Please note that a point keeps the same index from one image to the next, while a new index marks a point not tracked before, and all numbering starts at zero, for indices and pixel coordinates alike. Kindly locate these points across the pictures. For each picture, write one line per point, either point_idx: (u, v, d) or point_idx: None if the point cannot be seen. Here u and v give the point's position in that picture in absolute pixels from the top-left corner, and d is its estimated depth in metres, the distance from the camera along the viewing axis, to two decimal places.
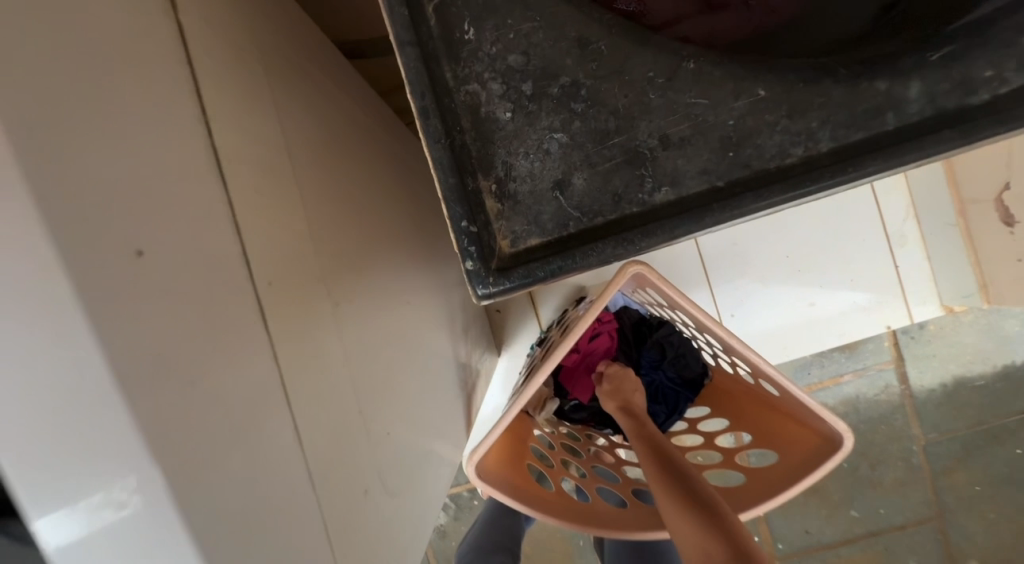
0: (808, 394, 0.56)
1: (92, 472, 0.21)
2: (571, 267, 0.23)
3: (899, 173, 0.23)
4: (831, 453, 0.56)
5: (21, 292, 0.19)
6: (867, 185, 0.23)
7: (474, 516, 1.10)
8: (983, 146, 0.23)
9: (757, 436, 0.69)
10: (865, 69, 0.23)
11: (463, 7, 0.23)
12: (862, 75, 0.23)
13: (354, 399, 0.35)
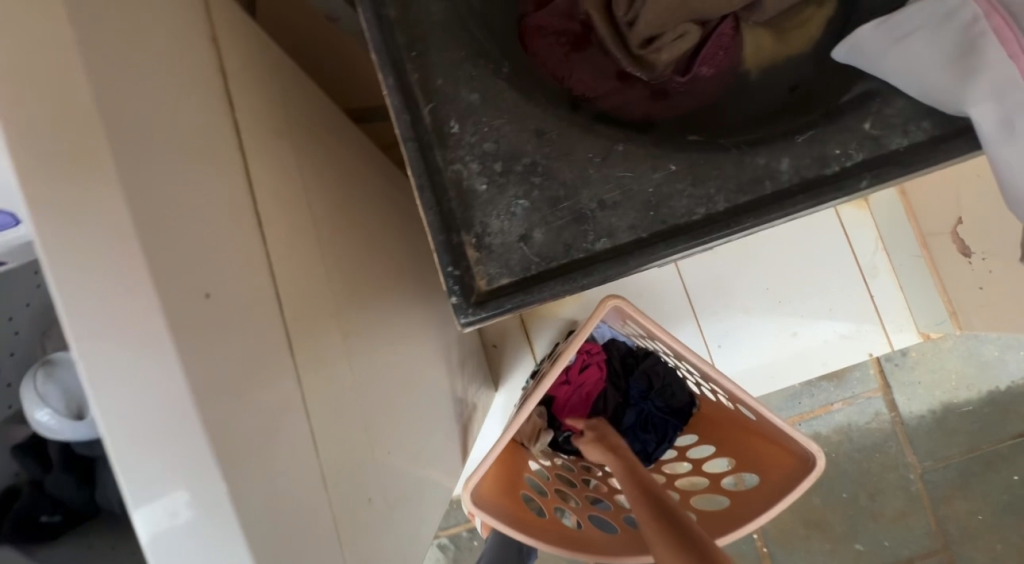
0: (779, 416, 0.60)
1: (173, 473, 0.25)
2: (531, 301, 0.29)
3: (775, 226, 0.29)
4: (806, 474, 0.61)
5: (131, 324, 0.25)
6: (754, 235, 0.29)
7: (473, 556, 1.09)
8: (839, 204, 0.30)
9: (742, 461, 0.72)
10: (747, 149, 0.30)
11: (451, 108, 0.31)
12: (745, 153, 0.30)
13: (360, 422, 0.40)
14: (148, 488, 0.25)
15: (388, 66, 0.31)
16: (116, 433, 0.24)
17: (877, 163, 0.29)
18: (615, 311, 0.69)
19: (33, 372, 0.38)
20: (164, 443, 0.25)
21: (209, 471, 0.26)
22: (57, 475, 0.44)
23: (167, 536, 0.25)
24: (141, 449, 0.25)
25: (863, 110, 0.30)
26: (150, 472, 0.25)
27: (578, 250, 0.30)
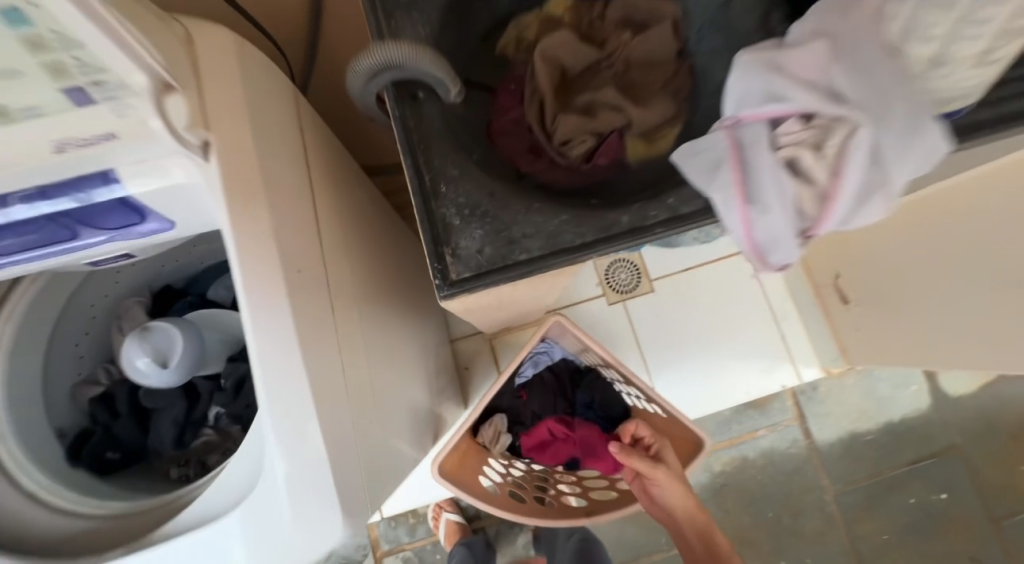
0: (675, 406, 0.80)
1: (290, 381, 0.40)
2: (482, 287, 0.47)
3: (626, 249, 0.48)
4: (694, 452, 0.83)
5: (272, 284, 0.41)
6: (617, 253, 0.48)
7: None
8: (666, 238, 0.49)
9: None
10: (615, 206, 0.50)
11: (443, 168, 0.50)
12: (612, 208, 0.50)
13: (371, 382, 0.56)
14: (277, 391, 0.40)
15: (404, 149, 0.50)
16: (262, 346, 0.40)
17: (688, 217, 0.49)
18: (552, 332, 0.92)
19: (130, 338, 0.54)
20: (283, 371, 0.40)
21: (301, 382, 0.40)
22: (124, 421, 0.60)
23: (276, 423, 0.40)
24: (268, 366, 0.40)
25: (681, 188, 0.50)
26: (275, 388, 0.40)
27: (515, 264, 0.47)
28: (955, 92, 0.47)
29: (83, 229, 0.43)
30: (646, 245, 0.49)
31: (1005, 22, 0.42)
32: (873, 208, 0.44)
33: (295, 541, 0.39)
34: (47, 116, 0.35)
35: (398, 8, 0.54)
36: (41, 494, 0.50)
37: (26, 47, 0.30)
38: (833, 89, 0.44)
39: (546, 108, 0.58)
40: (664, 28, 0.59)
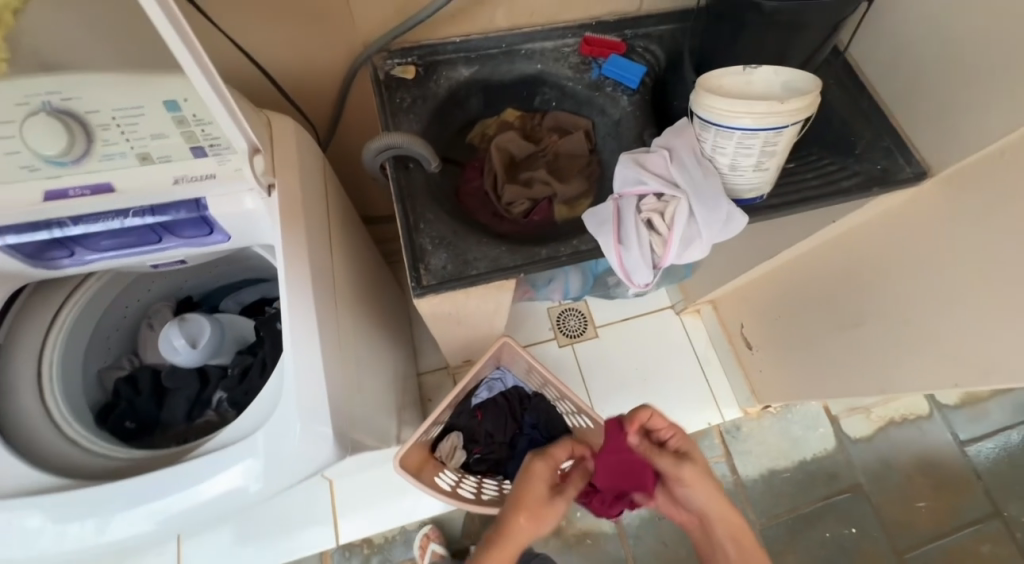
0: (598, 413, 0.99)
1: (306, 339, 0.57)
2: (444, 290, 0.67)
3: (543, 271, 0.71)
4: None
5: (302, 275, 0.60)
6: (537, 273, 0.71)
7: None
8: (572, 266, 0.72)
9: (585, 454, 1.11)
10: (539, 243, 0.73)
11: (424, 210, 0.73)
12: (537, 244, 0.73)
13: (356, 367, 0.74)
14: (296, 346, 0.57)
15: (398, 199, 0.73)
16: (291, 314, 0.58)
17: (586, 253, 0.73)
18: (504, 353, 1.12)
19: (168, 324, 0.71)
20: (302, 333, 0.57)
21: (313, 341, 0.57)
22: (145, 398, 0.73)
23: (291, 369, 0.56)
24: (293, 327, 0.57)
25: (582, 235, 0.75)
26: (296, 343, 0.57)
27: (467, 278, 0.68)
28: (743, 185, 0.75)
29: (166, 236, 0.63)
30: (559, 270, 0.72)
31: (761, 148, 0.70)
32: (694, 251, 0.71)
33: (297, 454, 0.55)
34: (174, 162, 0.57)
35: (401, 111, 0.81)
36: (80, 441, 0.64)
37: (175, 122, 0.54)
38: (672, 180, 0.72)
39: (498, 180, 0.85)
40: (581, 134, 0.89)
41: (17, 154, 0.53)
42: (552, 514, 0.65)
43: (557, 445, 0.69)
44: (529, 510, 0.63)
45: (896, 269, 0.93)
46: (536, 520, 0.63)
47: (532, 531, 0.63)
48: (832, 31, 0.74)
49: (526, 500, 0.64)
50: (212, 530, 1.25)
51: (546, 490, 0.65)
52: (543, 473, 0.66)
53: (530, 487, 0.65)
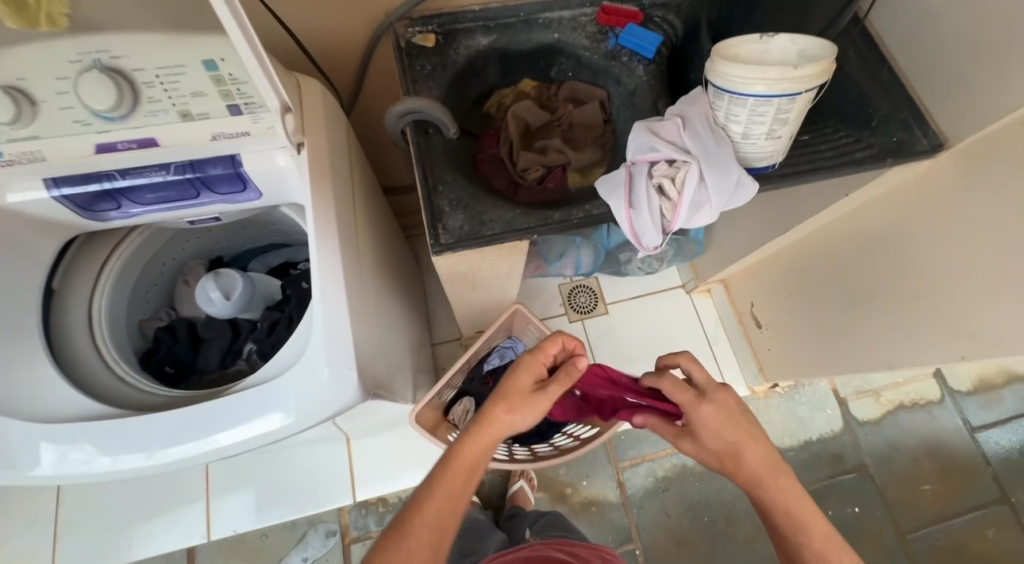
0: None
1: (332, 286, 0.60)
2: (461, 248, 0.71)
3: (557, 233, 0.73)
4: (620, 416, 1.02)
5: (329, 227, 0.63)
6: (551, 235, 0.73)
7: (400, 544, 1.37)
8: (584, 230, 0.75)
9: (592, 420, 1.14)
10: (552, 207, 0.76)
11: (442, 173, 0.75)
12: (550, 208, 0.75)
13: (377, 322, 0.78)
14: (324, 291, 0.60)
15: (418, 163, 0.76)
16: (319, 262, 0.61)
17: (598, 217, 0.75)
18: (516, 320, 1.15)
19: (204, 278, 0.76)
20: (329, 280, 0.61)
21: (339, 288, 0.60)
22: (183, 345, 0.79)
23: (319, 313, 0.60)
24: (321, 274, 0.61)
25: (594, 201, 0.77)
26: (323, 289, 0.60)
27: (482, 238, 0.71)
28: (756, 154, 0.76)
29: (204, 191, 0.68)
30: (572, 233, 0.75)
31: (774, 115, 0.71)
32: (702, 216, 0.73)
33: (325, 394, 0.58)
34: (212, 119, 0.61)
35: (421, 78, 0.83)
36: (127, 378, 0.69)
37: (213, 81, 0.58)
38: (684, 147, 0.74)
39: (513, 148, 0.87)
40: (596, 103, 0.90)
41: (70, 109, 0.57)
42: (534, 408, 0.62)
43: (548, 342, 0.67)
44: (509, 400, 0.62)
45: (908, 244, 0.93)
46: (516, 410, 0.61)
47: (511, 422, 0.61)
48: (850, 2, 0.72)
49: (508, 390, 0.62)
50: (241, 485, 1.36)
51: (529, 383, 0.64)
52: (529, 366, 0.65)
53: (515, 376, 0.64)
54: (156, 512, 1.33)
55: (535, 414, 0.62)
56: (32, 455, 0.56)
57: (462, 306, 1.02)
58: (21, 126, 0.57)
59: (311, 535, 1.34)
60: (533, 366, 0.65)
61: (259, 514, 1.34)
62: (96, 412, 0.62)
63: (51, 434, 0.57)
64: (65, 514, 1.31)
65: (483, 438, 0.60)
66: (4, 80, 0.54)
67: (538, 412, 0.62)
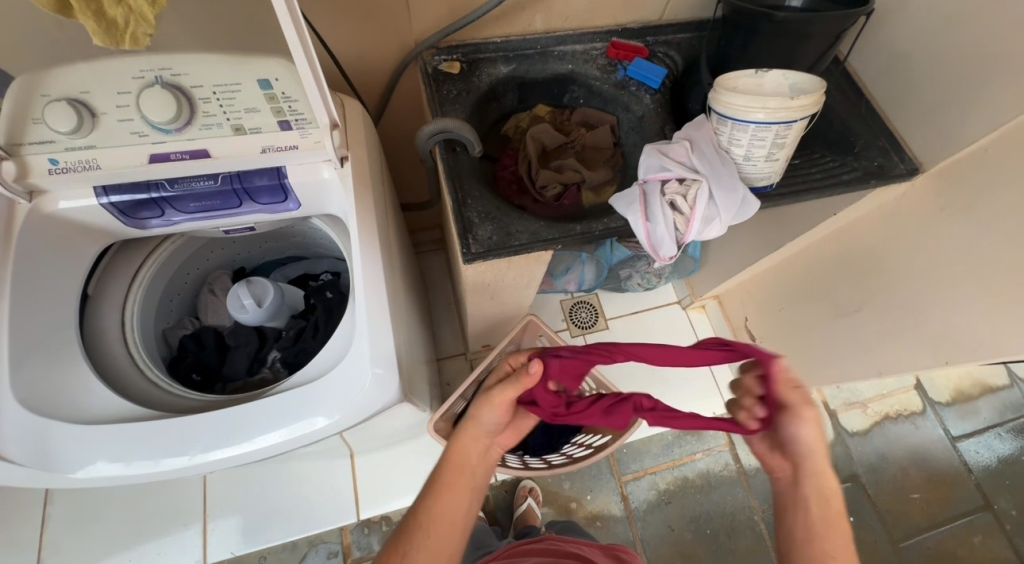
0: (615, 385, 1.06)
1: (375, 289, 0.63)
2: (490, 257, 0.75)
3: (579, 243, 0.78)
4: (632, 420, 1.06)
5: (371, 235, 0.67)
6: (574, 246, 0.78)
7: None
8: (603, 241, 0.80)
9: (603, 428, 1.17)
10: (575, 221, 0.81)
11: (470, 188, 0.80)
12: (573, 222, 0.81)
13: (405, 329, 0.81)
14: (368, 295, 0.63)
15: (447, 179, 0.81)
16: (364, 268, 0.65)
17: (617, 230, 0.81)
18: (529, 332, 1.18)
19: (237, 285, 0.78)
20: (373, 283, 0.64)
21: (381, 291, 0.64)
22: (210, 353, 0.80)
23: (363, 315, 0.62)
24: (365, 279, 0.64)
25: (612, 215, 0.83)
26: (367, 292, 0.63)
27: (510, 248, 0.76)
28: (756, 175, 0.84)
29: (245, 201, 0.71)
30: (593, 244, 0.80)
31: (772, 140, 0.79)
32: (712, 229, 0.79)
33: (369, 393, 0.59)
34: (263, 133, 0.65)
35: (447, 101, 0.89)
36: (159, 383, 0.70)
37: (267, 98, 0.62)
38: (692, 167, 0.81)
39: (531, 167, 0.93)
40: (606, 128, 0.97)
41: (129, 121, 0.60)
42: (493, 401, 0.65)
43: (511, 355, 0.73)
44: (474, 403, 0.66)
45: (891, 259, 1.02)
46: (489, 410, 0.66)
47: (478, 419, 0.65)
48: (835, 40, 0.83)
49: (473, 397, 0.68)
50: (238, 504, 1.32)
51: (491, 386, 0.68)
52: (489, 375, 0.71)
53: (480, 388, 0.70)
54: (148, 535, 1.28)
55: (492, 404, 0.64)
56: (74, 458, 0.56)
57: (478, 317, 1.05)
58: (81, 136, 0.60)
59: (311, 557, 1.30)
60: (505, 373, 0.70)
61: (258, 536, 1.30)
62: (135, 415, 0.62)
63: (93, 437, 0.57)
64: (49, 539, 1.25)
65: (463, 443, 0.64)
66: (68, 93, 0.58)
67: (500, 404, 0.65)
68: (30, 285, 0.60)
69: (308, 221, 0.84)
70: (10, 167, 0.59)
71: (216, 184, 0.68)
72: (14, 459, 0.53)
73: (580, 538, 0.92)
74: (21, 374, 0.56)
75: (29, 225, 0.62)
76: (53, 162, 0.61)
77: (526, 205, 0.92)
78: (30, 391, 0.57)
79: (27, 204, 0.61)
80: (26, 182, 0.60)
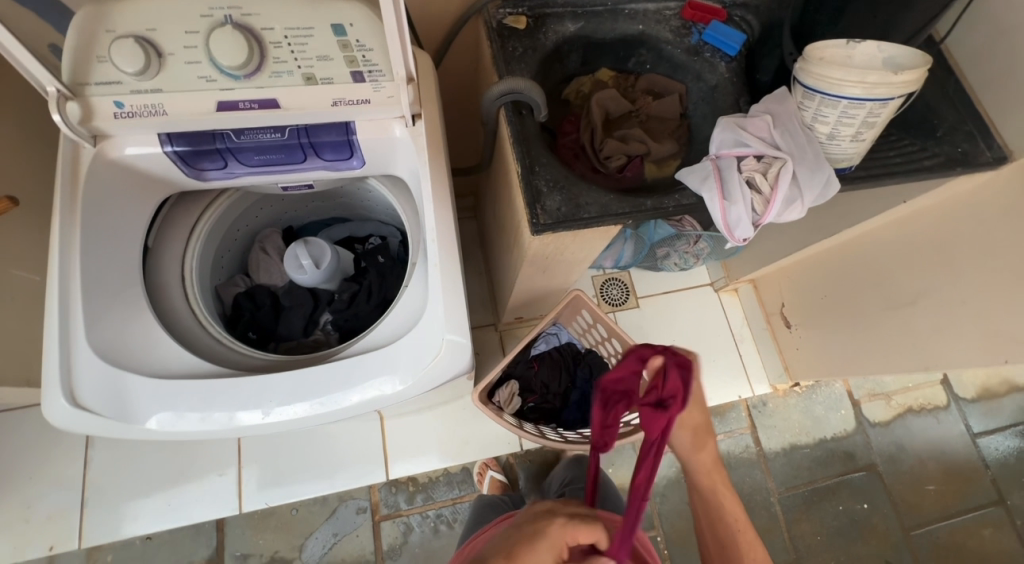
0: None
1: (449, 257, 0.61)
2: (560, 227, 0.72)
3: (649, 218, 0.75)
4: None
5: (443, 197, 0.64)
6: (644, 220, 0.75)
7: (394, 531, 1.35)
8: (673, 216, 0.77)
9: None
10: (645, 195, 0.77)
11: (535, 152, 0.77)
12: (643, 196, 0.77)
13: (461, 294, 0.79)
14: (444, 261, 0.61)
15: (513, 145, 0.77)
16: (439, 233, 0.62)
17: (687, 207, 0.78)
18: (570, 307, 1.18)
19: (295, 245, 0.76)
20: (447, 250, 0.61)
21: (453, 257, 0.61)
22: (266, 312, 0.80)
23: (437, 283, 0.60)
24: (437, 245, 0.61)
25: (683, 190, 0.80)
26: (442, 258, 0.61)
27: (580, 221, 0.73)
28: (838, 156, 0.79)
29: (310, 156, 0.67)
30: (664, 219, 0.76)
31: (863, 118, 0.74)
32: (793, 211, 0.75)
33: (441, 361, 0.58)
34: (334, 83, 0.60)
35: (513, 60, 0.83)
36: (223, 340, 0.70)
37: (340, 46, 0.59)
38: (774, 144, 0.76)
39: (594, 137, 0.89)
40: (674, 98, 0.92)
41: (197, 64, 0.57)
42: None
43: (583, 527, 0.56)
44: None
45: (960, 253, 0.98)
46: None
47: None
48: (935, 16, 0.76)
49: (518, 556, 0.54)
50: (271, 457, 1.35)
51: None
52: (551, 540, 0.55)
53: (532, 552, 0.54)
54: (185, 483, 1.32)
55: None
56: (151, 411, 0.56)
57: (523, 289, 1.03)
58: (148, 78, 0.56)
59: (341, 511, 1.35)
60: (555, 539, 0.56)
61: (291, 489, 1.34)
62: (206, 372, 0.62)
63: (167, 392, 0.57)
64: (91, 480, 1.29)
65: None
66: (136, 30, 0.55)
67: None
68: (98, 234, 0.59)
69: (364, 182, 0.81)
70: (75, 108, 0.56)
71: (282, 137, 0.64)
72: (94, 408, 0.54)
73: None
74: (96, 324, 0.56)
75: (95, 170, 0.60)
76: (118, 105, 0.57)
77: (587, 174, 0.88)
78: (104, 342, 0.56)
79: (92, 148, 0.59)
80: (91, 125, 0.58)
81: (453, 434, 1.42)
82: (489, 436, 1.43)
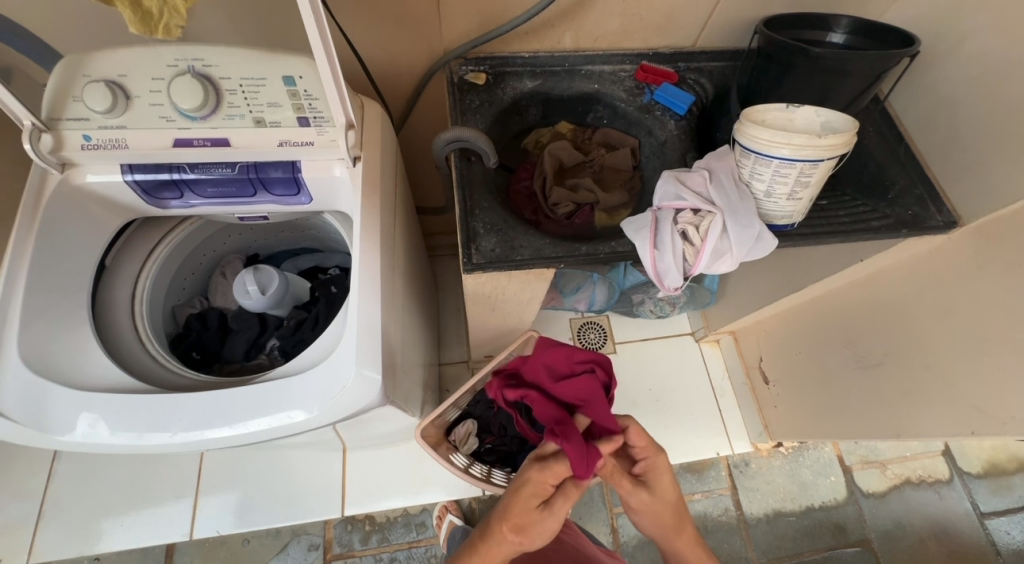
0: None
1: (369, 292, 0.64)
2: (492, 267, 0.74)
3: (581, 263, 0.77)
4: None
5: (374, 235, 0.68)
6: (577, 265, 0.77)
7: None
8: (608, 263, 0.78)
9: None
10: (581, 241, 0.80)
11: (477, 196, 0.81)
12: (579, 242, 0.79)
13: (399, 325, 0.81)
14: (363, 295, 0.63)
15: (458, 189, 0.81)
16: (364, 268, 0.65)
17: (622, 256, 0.80)
18: (528, 349, 1.19)
19: (244, 271, 0.81)
20: (368, 284, 0.64)
21: (371, 291, 0.64)
22: (212, 334, 0.83)
23: (353, 315, 0.62)
24: (360, 280, 0.64)
25: (623, 239, 0.81)
26: (362, 291, 0.64)
27: (512, 262, 0.75)
28: (777, 212, 0.80)
29: (260, 191, 0.73)
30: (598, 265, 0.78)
31: (796, 177, 0.75)
32: (722, 263, 0.77)
33: (348, 391, 0.59)
34: (281, 127, 0.66)
35: (469, 111, 0.90)
36: (160, 359, 0.73)
37: (289, 95, 0.64)
38: (708, 199, 0.78)
39: (547, 184, 0.94)
40: (627, 151, 0.96)
41: (159, 106, 0.63)
42: (542, 531, 0.60)
43: (558, 462, 0.61)
44: (513, 521, 0.60)
45: (922, 315, 0.95)
46: (523, 535, 0.59)
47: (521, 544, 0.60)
48: (873, 81, 0.79)
49: (513, 512, 0.60)
50: (229, 484, 1.34)
51: (537, 502, 0.60)
52: (529, 481, 0.61)
53: (520, 498, 0.61)
54: (141, 503, 1.31)
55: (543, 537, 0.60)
56: (63, 423, 0.58)
57: (479, 326, 1.04)
58: (114, 116, 0.63)
59: (292, 546, 1.31)
60: (537, 482, 0.61)
61: (244, 518, 1.31)
62: (130, 389, 0.64)
63: (83, 405, 0.59)
64: (52, 493, 1.30)
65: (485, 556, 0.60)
66: (107, 75, 0.61)
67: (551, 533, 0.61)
68: (47, 251, 0.64)
69: (321, 216, 0.86)
70: (48, 140, 0.63)
71: (233, 172, 0.70)
72: (9, 415, 0.56)
73: (569, 521, 0.96)
74: (30, 334, 0.60)
75: (58, 195, 0.65)
76: (86, 138, 0.64)
77: (536, 219, 0.92)
78: (34, 350, 0.60)
79: (59, 175, 0.65)
80: (60, 155, 0.64)
81: (415, 471, 1.39)
82: (451, 477, 1.39)
